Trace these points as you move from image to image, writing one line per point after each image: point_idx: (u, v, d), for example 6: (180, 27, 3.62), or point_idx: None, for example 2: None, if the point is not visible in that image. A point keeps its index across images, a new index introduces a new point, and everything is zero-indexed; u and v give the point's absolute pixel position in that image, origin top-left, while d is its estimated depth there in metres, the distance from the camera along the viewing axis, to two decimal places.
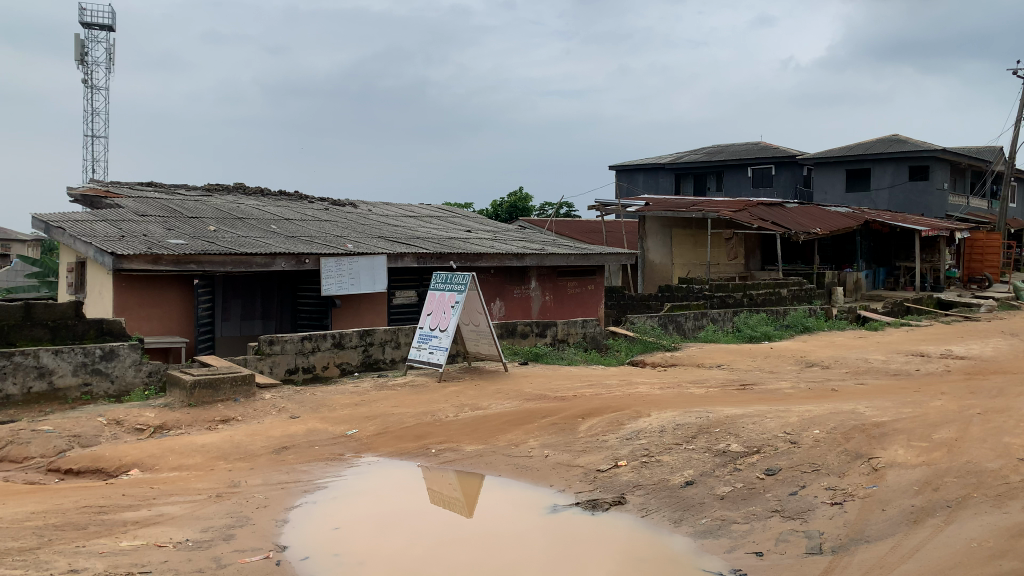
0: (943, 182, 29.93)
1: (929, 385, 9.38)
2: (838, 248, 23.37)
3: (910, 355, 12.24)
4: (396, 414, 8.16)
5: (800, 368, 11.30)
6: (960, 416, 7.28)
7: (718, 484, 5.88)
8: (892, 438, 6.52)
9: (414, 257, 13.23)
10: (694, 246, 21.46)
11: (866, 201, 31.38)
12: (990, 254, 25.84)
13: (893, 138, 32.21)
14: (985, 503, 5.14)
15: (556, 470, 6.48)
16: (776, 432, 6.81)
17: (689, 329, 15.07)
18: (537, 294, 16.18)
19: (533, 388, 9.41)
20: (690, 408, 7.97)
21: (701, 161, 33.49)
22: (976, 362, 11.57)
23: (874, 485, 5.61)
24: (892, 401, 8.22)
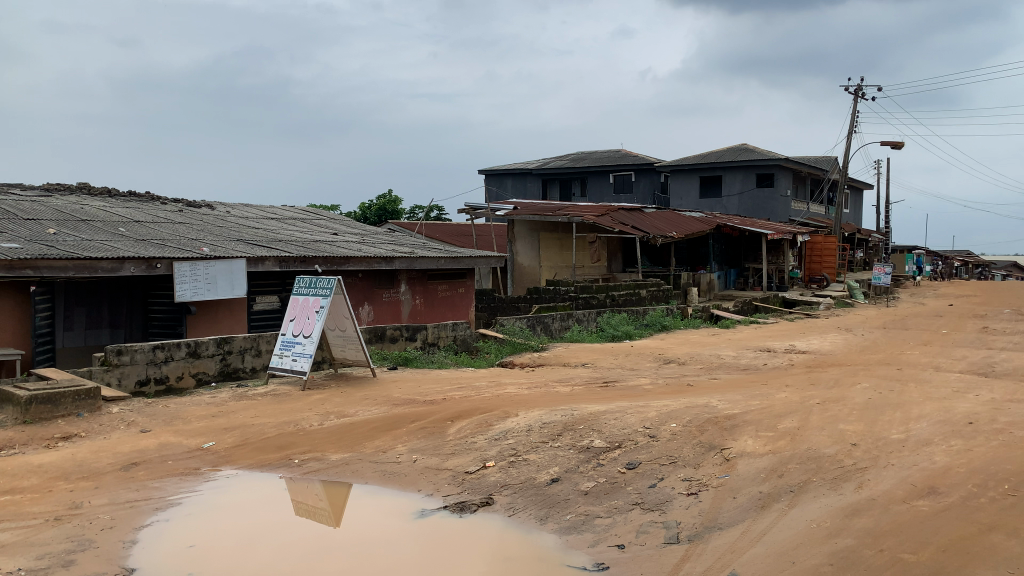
0: (786, 190, 32.11)
1: (775, 379, 10.01)
2: (693, 251, 24.53)
3: (758, 350, 13.05)
4: (257, 424, 7.86)
5: (659, 365, 11.79)
6: (802, 406, 7.83)
7: (582, 480, 6.02)
8: (741, 429, 6.92)
9: (275, 260, 12.78)
10: (560, 249, 21.94)
11: (718, 206, 33.19)
12: (828, 255, 27.92)
13: (742, 147, 34.24)
14: (823, 486, 5.56)
15: (424, 475, 6.44)
16: (636, 427, 7.06)
17: (556, 329, 15.40)
18: (406, 298, 16.03)
19: (401, 393, 9.32)
20: (556, 407, 8.14)
21: (567, 167, 34.32)
22: (815, 355, 12.49)
23: (726, 474, 5.92)
24: (742, 394, 8.72)
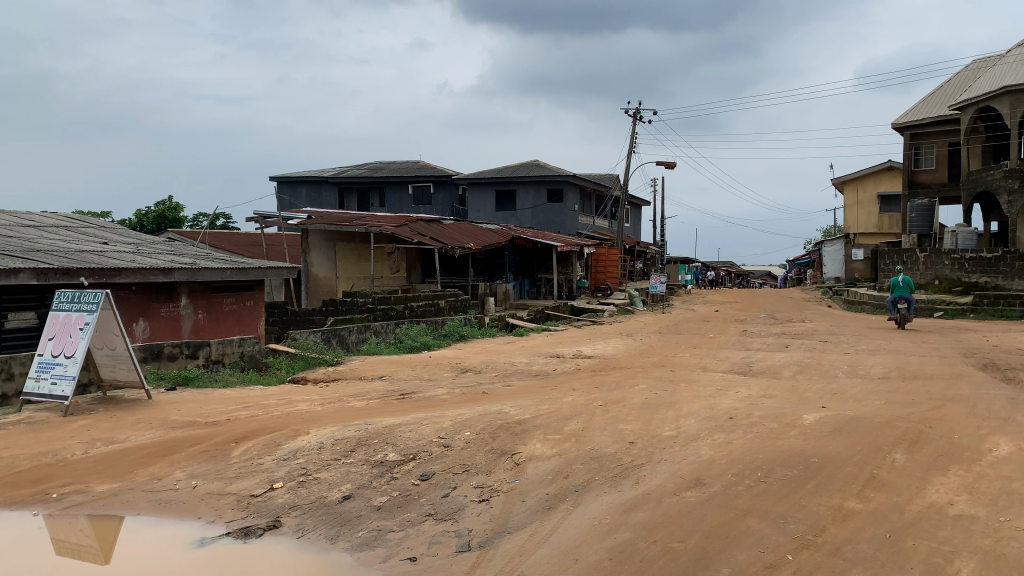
0: (574, 204, 33.86)
1: (563, 384, 10.48)
2: (489, 261, 25.11)
3: (549, 357, 13.62)
4: (5, 458, 6.97)
5: (455, 374, 11.93)
6: (587, 409, 8.27)
7: (375, 495, 5.94)
8: (530, 434, 7.18)
9: (32, 273, 11.42)
10: (357, 260, 21.58)
11: (512, 219, 34.27)
12: (611, 266, 29.79)
13: (534, 163, 35.69)
14: (604, 484, 5.89)
15: (205, 501, 6.03)
16: (430, 438, 7.08)
17: (352, 342, 15.14)
18: (187, 313, 14.97)
19: (180, 415, 8.69)
20: (349, 422, 7.97)
21: (364, 176, 33.95)
22: (600, 360, 13.27)
23: (515, 478, 6.10)
24: (532, 399, 9.04)
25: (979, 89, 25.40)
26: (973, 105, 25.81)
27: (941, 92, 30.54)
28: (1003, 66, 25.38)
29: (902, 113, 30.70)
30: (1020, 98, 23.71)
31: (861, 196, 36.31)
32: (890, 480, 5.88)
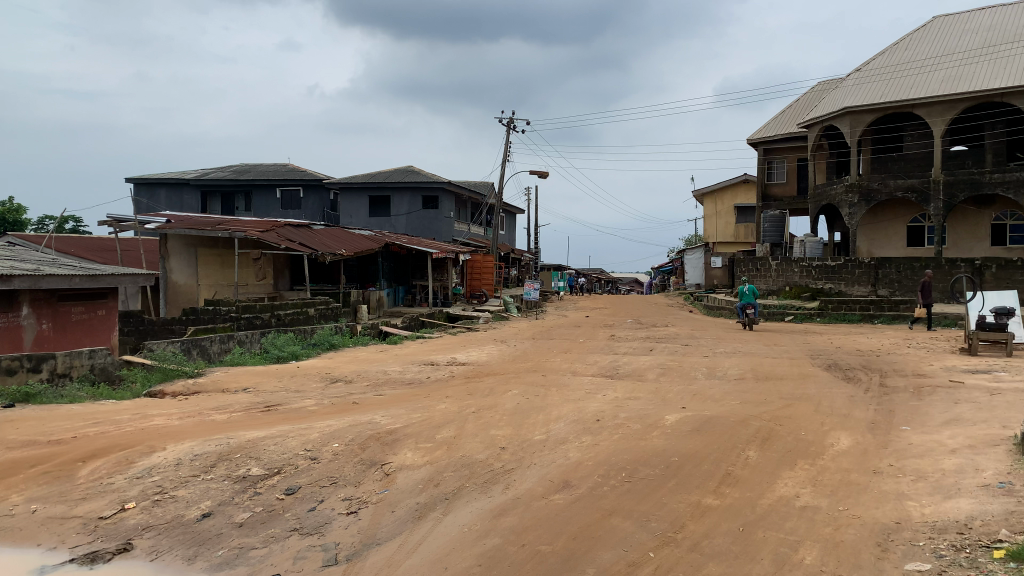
0: (449, 211, 33.86)
1: (435, 391, 10.44)
2: (362, 268, 24.67)
3: (422, 364, 13.54)
4: None
5: (325, 384, 11.63)
6: (458, 416, 8.27)
7: (237, 512, 5.70)
8: (401, 443, 7.10)
9: None
10: (221, 266, 20.63)
11: (386, 225, 33.83)
12: (486, 273, 29.97)
13: (408, 168, 35.43)
14: (474, 490, 5.91)
15: (46, 526, 5.58)
16: (296, 451, 6.87)
17: (214, 353, 14.49)
18: (29, 323, 13.80)
19: (18, 434, 8.01)
20: (211, 436, 7.61)
21: (229, 179, 32.66)
22: (473, 367, 13.31)
23: (385, 489, 6.01)
24: (404, 408, 8.94)
25: (823, 109, 27.41)
26: (818, 125, 27.87)
27: (790, 111, 32.71)
28: (844, 89, 27.50)
29: (756, 129, 32.64)
30: (858, 119, 25.77)
31: (720, 207, 38.37)
32: (744, 476, 6.22)
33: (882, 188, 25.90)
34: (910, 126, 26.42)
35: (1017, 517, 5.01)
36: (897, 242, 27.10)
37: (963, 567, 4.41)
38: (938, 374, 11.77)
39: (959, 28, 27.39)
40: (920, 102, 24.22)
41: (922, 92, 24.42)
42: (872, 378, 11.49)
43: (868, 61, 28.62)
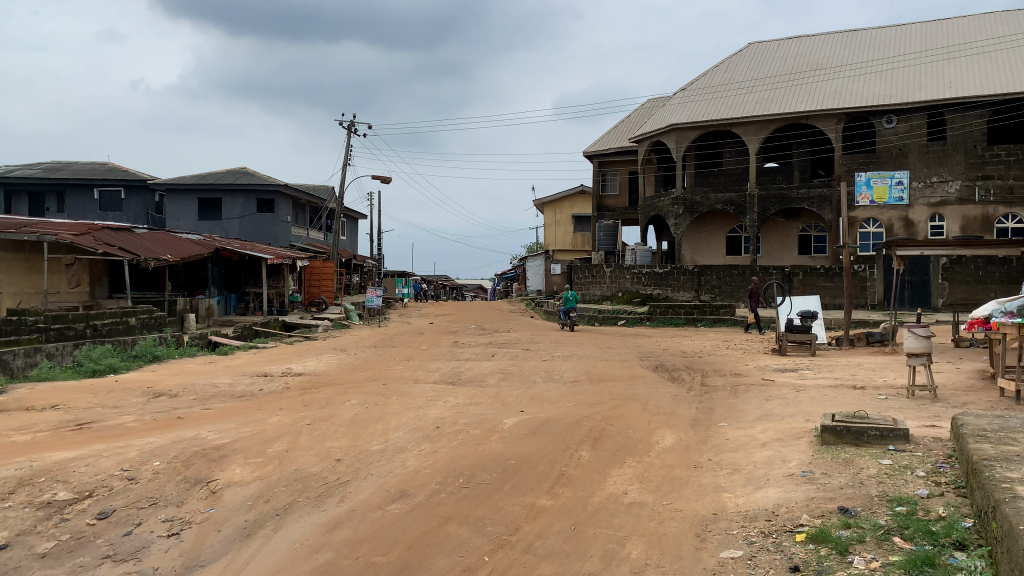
0: (286, 216, 32.76)
1: (269, 404, 10.03)
2: (191, 275, 23.35)
3: (254, 376, 12.96)
4: None
5: (147, 399, 10.86)
6: (292, 429, 7.99)
7: (40, 542, 5.21)
8: (229, 459, 6.77)
9: None
10: (27, 273, 18.82)
11: (218, 229, 32.17)
12: (325, 280, 29.18)
13: (242, 170, 33.97)
14: (307, 505, 5.73)
15: None
16: (111, 472, 6.37)
17: (18, 368, 13.19)
18: None
19: None
20: (10, 460, 6.89)
21: (39, 178, 30.00)
22: (310, 377, 12.91)
23: (210, 508, 5.71)
24: (233, 422, 8.51)
25: (652, 125, 28.93)
26: (647, 140, 29.40)
27: (622, 126, 34.28)
28: (670, 106, 29.12)
29: (591, 142, 33.91)
30: (683, 135, 27.36)
31: (559, 216, 39.49)
32: (577, 476, 6.43)
33: (704, 201, 27.72)
34: (729, 143, 28.54)
35: (815, 502, 5.51)
36: (718, 251, 29.08)
37: (770, 551, 4.78)
38: (753, 373, 12.73)
39: (770, 55, 29.87)
40: (738, 121, 26.14)
41: (739, 112, 26.36)
42: (694, 378, 12.25)
43: (691, 81, 30.54)
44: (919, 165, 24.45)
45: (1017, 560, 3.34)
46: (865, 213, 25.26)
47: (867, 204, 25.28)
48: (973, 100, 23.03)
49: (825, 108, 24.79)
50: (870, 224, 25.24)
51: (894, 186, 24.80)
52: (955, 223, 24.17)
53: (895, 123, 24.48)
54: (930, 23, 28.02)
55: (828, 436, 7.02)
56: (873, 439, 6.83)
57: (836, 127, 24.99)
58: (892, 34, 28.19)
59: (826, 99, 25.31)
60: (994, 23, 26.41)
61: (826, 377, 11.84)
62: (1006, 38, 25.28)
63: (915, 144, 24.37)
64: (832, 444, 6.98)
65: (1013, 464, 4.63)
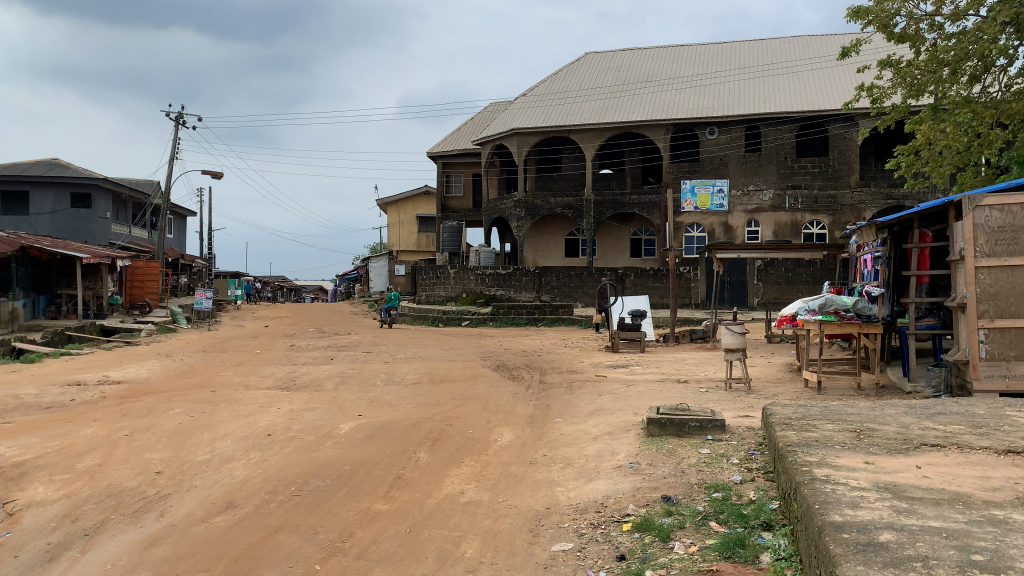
0: (105, 212, 30.41)
1: (80, 415, 9.22)
2: None
3: (65, 386, 11.87)
4: None
5: None
6: (106, 441, 7.41)
7: None
8: (31, 477, 6.16)
9: None
10: None
11: (25, 225, 29.33)
12: (149, 281, 27.21)
13: (54, 162, 31.17)
14: (121, 522, 5.32)
15: None
16: None
17: None
18: None
19: None
20: None
21: None
22: (129, 385, 12.01)
23: (7, 532, 5.17)
24: (37, 437, 7.76)
25: (494, 128, 29.30)
26: (489, 143, 29.74)
27: (464, 128, 34.48)
28: (511, 111, 29.66)
29: (435, 143, 33.90)
30: (525, 139, 28.01)
31: (403, 216, 39.11)
32: (413, 478, 6.39)
33: (544, 204, 28.41)
34: (567, 149, 29.45)
35: (641, 492, 5.79)
36: (558, 253, 29.93)
37: (598, 541, 4.96)
38: (588, 370, 13.20)
39: (605, 65, 31.13)
40: (576, 128, 27.01)
41: (577, 119, 27.25)
42: (533, 376, 12.52)
43: (532, 87, 31.24)
44: (737, 174, 26.31)
45: (813, 536, 3.66)
46: (690, 218, 26.84)
47: (692, 210, 26.81)
48: (784, 116, 25.12)
49: (655, 119, 26.15)
50: (694, 229, 26.83)
51: (716, 194, 26.53)
52: (769, 228, 26.18)
53: (716, 134, 26.22)
54: (747, 43, 30.27)
55: (654, 428, 7.42)
56: (694, 430, 7.26)
57: (665, 137, 26.41)
58: (715, 51, 30.21)
59: (656, 110, 26.71)
60: (800, 46, 28.93)
61: (654, 372, 12.45)
62: (811, 60, 27.76)
63: (734, 155, 26.22)
64: (658, 436, 7.38)
65: (813, 448, 5.08)
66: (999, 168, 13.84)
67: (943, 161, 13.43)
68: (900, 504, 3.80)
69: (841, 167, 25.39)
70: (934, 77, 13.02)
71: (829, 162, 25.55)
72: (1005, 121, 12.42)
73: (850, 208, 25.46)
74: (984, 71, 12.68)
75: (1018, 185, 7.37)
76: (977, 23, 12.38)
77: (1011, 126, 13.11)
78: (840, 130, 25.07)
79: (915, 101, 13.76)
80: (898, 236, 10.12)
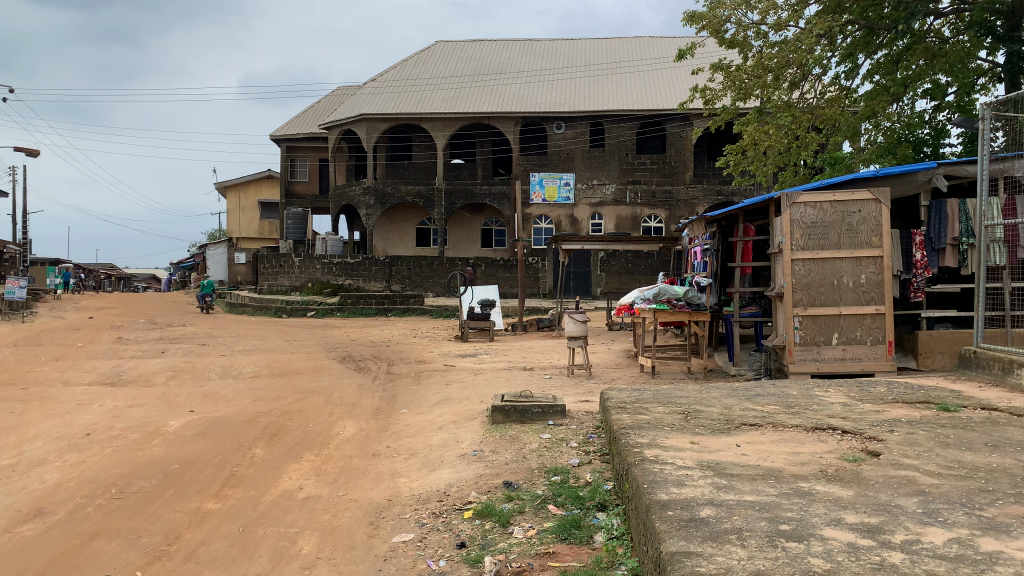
0: None
1: None
2: None
3: None
4: None
5: None
6: None
7: None
8: None
9: None
10: None
11: None
12: None
13: None
14: None
15: None
16: None
17: None
18: None
19: None
20: None
21: None
22: None
23: None
24: None
25: (341, 113, 28.53)
26: (337, 127, 28.92)
27: (311, 112, 33.37)
28: (360, 96, 28.99)
29: (279, 126, 32.57)
30: (374, 126, 27.44)
31: (244, 202, 37.40)
32: (248, 475, 6.13)
33: (394, 192, 28.02)
34: (417, 137, 29.17)
35: (483, 479, 5.85)
36: (407, 243, 29.68)
37: (439, 530, 4.96)
38: (435, 360, 13.19)
39: (455, 55, 31.07)
40: (426, 116, 26.77)
41: (427, 108, 27.04)
42: (379, 367, 12.37)
43: (381, 72, 30.71)
44: (582, 169, 27.16)
45: (642, 513, 3.83)
46: (538, 210, 27.36)
47: (540, 202, 27.35)
48: (626, 113, 26.12)
49: (505, 111, 26.41)
50: (542, 221, 27.40)
51: (562, 186, 27.17)
52: (611, 221, 27.18)
53: (563, 129, 26.86)
54: (592, 41, 31.19)
55: (498, 416, 7.52)
56: (536, 416, 7.42)
57: (514, 129, 26.76)
58: (562, 47, 30.96)
59: (505, 102, 26.99)
60: (642, 47, 30.20)
61: (500, 361, 12.62)
62: (651, 60, 29.04)
63: (580, 150, 26.99)
64: (501, 423, 7.48)
65: (645, 430, 5.32)
66: (813, 168, 15.07)
67: (766, 162, 14.46)
68: (720, 481, 4.05)
69: (678, 165, 26.77)
70: (759, 82, 13.94)
71: (666, 159, 26.85)
72: (819, 126, 13.52)
73: (684, 203, 26.88)
74: (801, 78, 13.73)
75: (828, 184, 8.05)
76: (797, 34, 13.34)
77: (824, 130, 14.29)
78: (676, 129, 26.40)
79: (742, 103, 14.68)
80: (725, 230, 10.79)
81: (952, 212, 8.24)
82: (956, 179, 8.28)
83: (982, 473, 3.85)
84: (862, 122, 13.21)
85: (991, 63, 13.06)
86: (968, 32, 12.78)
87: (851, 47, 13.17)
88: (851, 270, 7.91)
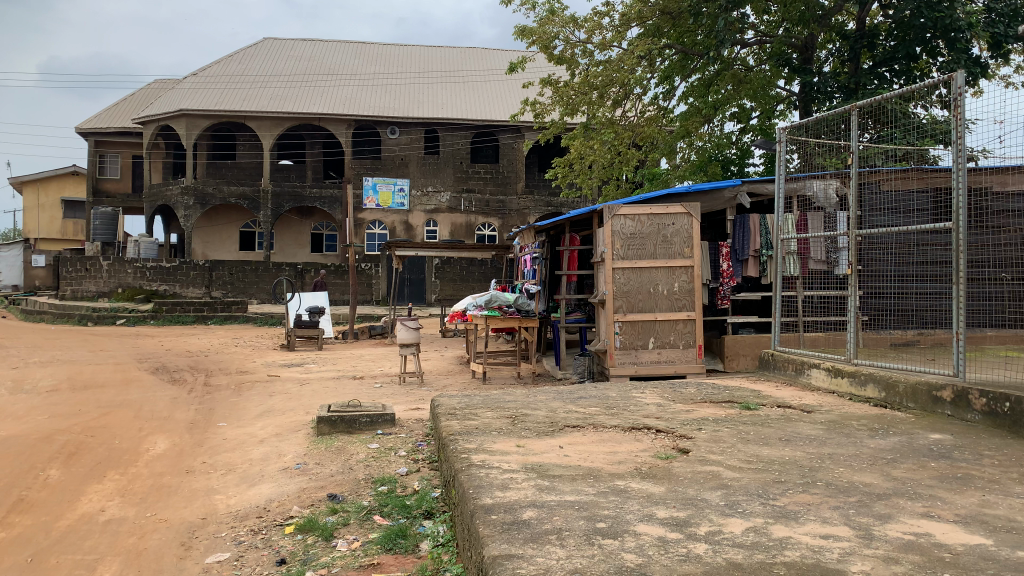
0: None
1: None
2: None
3: None
4: None
5: None
6: None
7: None
8: None
9: None
10: None
11: None
12: None
13: None
14: None
15: None
16: None
17: None
18: None
19: None
20: None
21: None
22: None
23: None
24: None
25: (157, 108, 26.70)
26: (153, 122, 27.08)
27: (123, 105, 31.04)
28: (179, 90, 27.29)
29: (85, 119, 30.01)
30: (194, 122, 25.93)
31: (43, 199, 34.17)
32: (40, 500, 5.57)
33: (216, 193, 26.59)
34: (242, 136, 27.86)
35: (307, 493, 5.65)
36: (231, 246, 28.29)
37: (257, 548, 4.73)
38: (258, 370, 12.62)
39: (284, 53, 30.05)
40: (252, 115, 25.66)
41: (253, 106, 25.92)
42: (196, 378, 11.66)
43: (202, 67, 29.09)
44: (416, 175, 27.06)
45: (466, 519, 3.85)
46: (371, 216, 26.92)
47: (374, 207, 26.96)
48: (460, 122, 26.40)
49: (337, 113, 25.84)
50: (376, 226, 26.99)
51: (396, 192, 26.95)
52: (446, 228, 27.27)
53: (397, 134, 26.74)
54: (426, 49, 31.25)
55: (323, 427, 7.31)
56: (363, 426, 7.29)
57: (346, 132, 26.23)
58: (396, 53, 30.79)
59: (336, 104, 26.41)
60: (475, 58, 30.63)
61: (327, 370, 12.29)
62: (485, 72, 29.53)
63: (414, 156, 26.92)
64: (327, 434, 7.29)
65: (473, 436, 5.35)
66: (633, 183, 15.90)
67: (591, 175, 15.09)
68: (543, 482, 4.16)
69: (510, 175, 27.36)
70: (586, 99, 14.38)
71: (499, 169, 27.38)
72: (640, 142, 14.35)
73: (517, 213, 27.47)
74: (623, 97, 14.44)
75: (645, 199, 8.51)
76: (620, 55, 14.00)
77: (643, 148, 15.11)
78: (509, 140, 26.96)
79: (569, 118, 15.19)
80: (554, 240, 11.15)
81: (754, 226, 8.98)
82: (757, 195, 9.04)
83: (776, 466, 4.20)
84: (677, 141, 14.14)
85: (787, 93, 14.38)
86: (769, 62, 14.02)
87: (669, 69, 14.01)
88: (665, 279, 8.39)
